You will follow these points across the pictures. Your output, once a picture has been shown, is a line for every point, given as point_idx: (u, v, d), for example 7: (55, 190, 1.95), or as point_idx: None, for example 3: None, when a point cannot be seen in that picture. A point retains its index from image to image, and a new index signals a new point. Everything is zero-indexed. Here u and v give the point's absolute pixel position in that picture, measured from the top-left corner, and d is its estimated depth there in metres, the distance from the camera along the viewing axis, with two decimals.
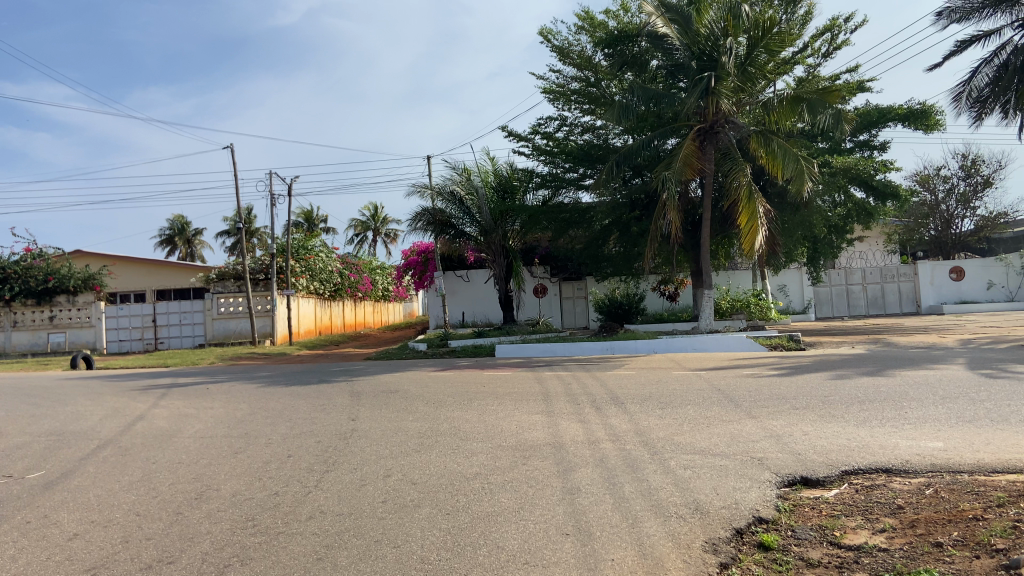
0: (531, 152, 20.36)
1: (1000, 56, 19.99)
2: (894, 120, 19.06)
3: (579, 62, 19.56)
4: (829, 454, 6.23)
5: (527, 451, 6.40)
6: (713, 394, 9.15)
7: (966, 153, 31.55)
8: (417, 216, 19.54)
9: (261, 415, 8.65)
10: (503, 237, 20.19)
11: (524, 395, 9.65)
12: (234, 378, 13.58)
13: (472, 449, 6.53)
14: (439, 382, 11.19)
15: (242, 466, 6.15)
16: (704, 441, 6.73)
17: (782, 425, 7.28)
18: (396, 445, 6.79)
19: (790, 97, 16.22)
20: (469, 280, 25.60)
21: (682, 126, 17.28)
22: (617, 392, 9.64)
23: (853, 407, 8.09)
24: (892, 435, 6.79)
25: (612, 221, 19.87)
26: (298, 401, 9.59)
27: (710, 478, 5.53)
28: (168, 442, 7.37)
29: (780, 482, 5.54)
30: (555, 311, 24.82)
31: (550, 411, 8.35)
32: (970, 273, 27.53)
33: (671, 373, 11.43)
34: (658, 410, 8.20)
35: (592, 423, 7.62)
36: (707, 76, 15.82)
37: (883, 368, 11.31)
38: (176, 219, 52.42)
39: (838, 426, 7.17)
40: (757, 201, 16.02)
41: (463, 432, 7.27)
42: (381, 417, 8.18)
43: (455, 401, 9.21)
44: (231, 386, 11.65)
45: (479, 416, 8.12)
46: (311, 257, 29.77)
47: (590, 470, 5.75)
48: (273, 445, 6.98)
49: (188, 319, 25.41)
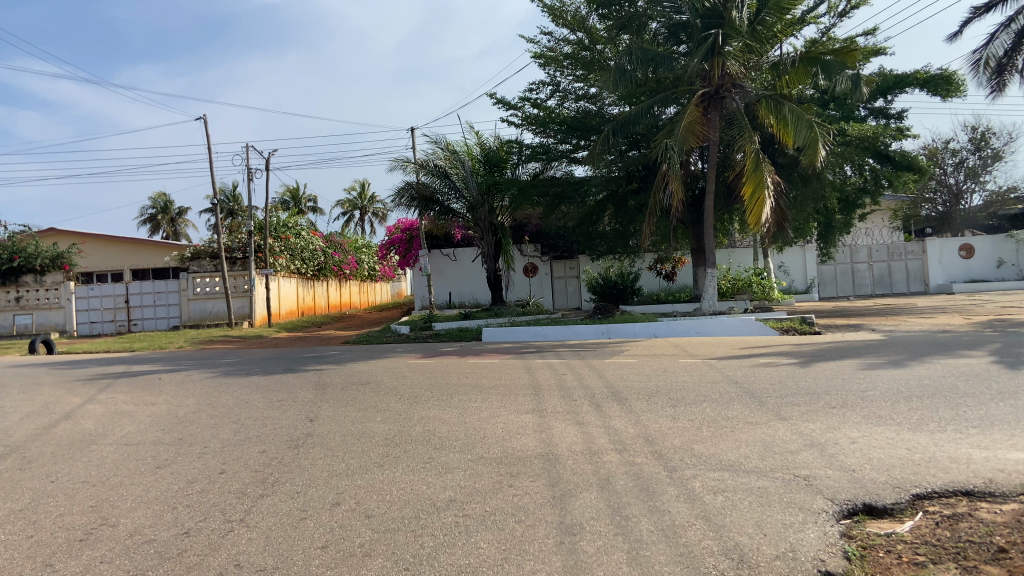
0: (521, 121, 19.04)
1: (1018, 22, 18.45)
2: (914, 86, 17.88)
3: (572, 24, 18.22)
4: (890, 471, 5.05)
5: (516, 466, 5.19)
6: (731, 389, 7.94)
7: (975, 125, 30.50)
8: (400, 191, 18.26)
9: (204, 415, 7.38)
10: (491, 214, 18.82)
11: (512, 388, 8.42)
12: (194, 366, 12.29)
13: (449, 462, 5.32)
14: (418, 371, 9.95)
15: (156, 490, 4.91)
16: (731, 453, 5.50)
17: (822, 431, 6.08)
18: (357, 456, 5.55)
19: (805, 57, 14.95)
20: (456, 258, 24.32)
21: (684, 91, 15.97)
22: (617, 385, 8.42)
23: (899, 406, 6.88)
24: (959, 444, 5.59)
25: (608, 195, 18.66)
26: (254, 396, 8.35)
27: (749, 509, 4.33)
28: (84, 451, 6.12)
29: (837, 514, 4.36)
30: (546, 292, 23.66)
31: (541, 411, 7.10)
32: (981, 250, 26.28)
33: (678, 361, 10.20)
34: (670, 410, 6.98)
35: (592, 426, 6.39)
36: (713, 34, 14.70)
37: (914, 355, 10.11)
38: (158, 197, 50.70)
39: (890, 432, 5.97)
40: (764, 170, 14.78)
41: (438, 438, 6.04)
42: (344, 418, 6.94)
43: (433, 396, 7.97)
44: (186, 377, 10.35)
45: (459, 417, 6.88)
46: (290, 236, 28.25)
47: (595, 495, 4.53)
48: (207, 455, 5.75)
49: (162, 300, 23.98)
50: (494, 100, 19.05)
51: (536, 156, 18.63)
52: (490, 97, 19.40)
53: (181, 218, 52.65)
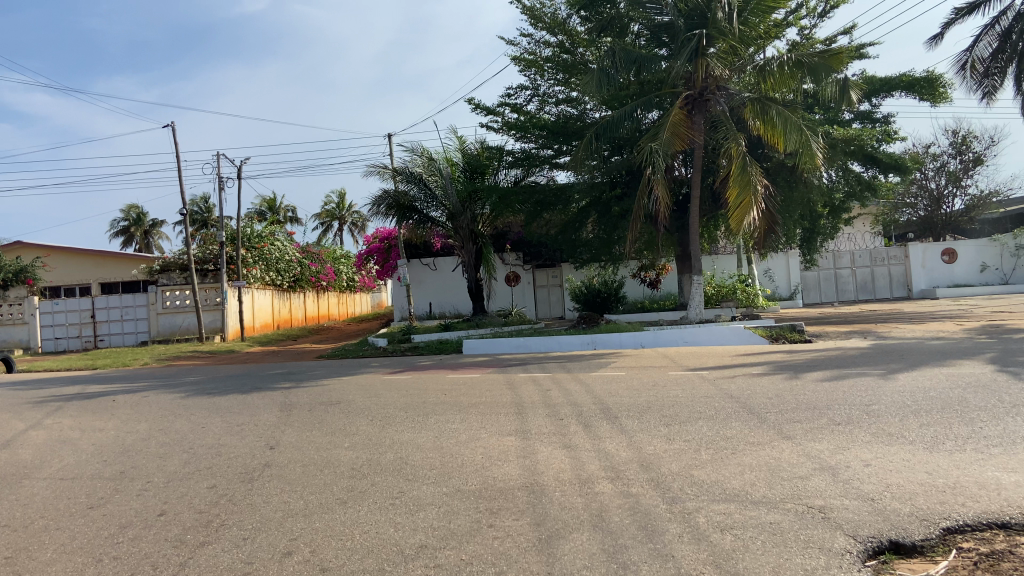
0: (501, 126, 18.49)
1: (1001, 23, 18.18)
2: (899, 89, 17.51)
3: (552, 26, 17.74)
4: (914, 499, 4.51)
5: (498, 500, 4.61)
6: (727, 404, 7.41)
7: (956, 129, 30.28)
8: (377, 200, 17.75)
9: (155, 442, 6.75)
10: (472, 222, 18.25)
11: (494, 406, 7.82)
12: (156, 384, 11.61)
13: (422, 497, 4.73)
14: (392, 389, 9.33)
15: (81, 539, 4.28)
16: (735, 479, 4.95)
17: (832, 452, 5.55)
18: (320, 491, 4.96)
19: (791, 60, 14.51)
20: (436, 268, 23.75)
21: (668, 93, 15.52)
22: (605, 401, 7.85)
23: (909, 422, 6.35)
24: (983, 467, 5.07)
25: (591, 201, 18.16)
26: (214, 419, 7.72)
27: (763, 552, 3.77)
28: (13, 487, 5.49)
29: (862, 554, 3.81)
30: (528, 301, 23.13)
31: (524, 432, 6.52)
32: (963, 254, 26.03)
33: (667, 374, 9.67)
34: (665, 429, 6.43)
35: (581, 450, 5.81)
36: (697, 35, 14.21)
37: (914, 363, 9.60)
38: (130, 209, 49.72)
39: (907, 453, 5.44)
40: (751, 174, 14.31)
41: (411, 466, 5.46)
42: (308, 444, 6.32)
43: (407, 417, 7.38)
44: (144, 398, 9.67)
45: (434, 440, 6.29)
46: (264, 246, 27.53)
47: (587, 537, 3.96)
48: (148, 493, 5.14)
49: (130, 314, 23.15)
50: (473, 104, 18.56)
51: (517, 162, 18.09)
52: (468, 102, 18.88)
53: (154, 230, 51.63)
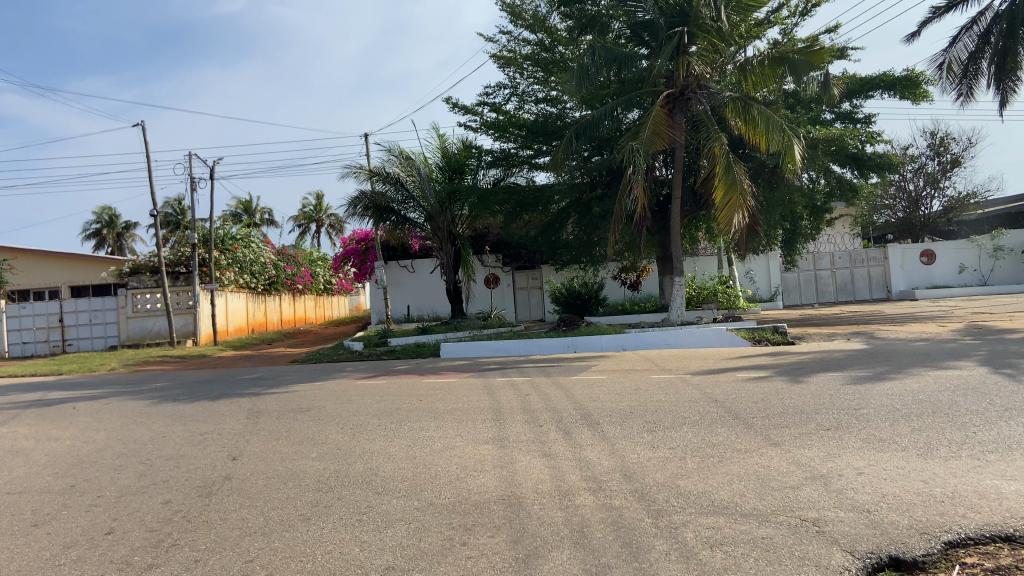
0: (480, 126, 18.21)
1: (979, 24, 18.13)
2: (880, 88, 17.43)
3: (532, 23, 17.45)
4: (912, 511, 4.27)
5: (473, 515, 4.31)
6: (711, 409, 7.16)
7: (934, 131, 30.47)
8: (353, 201, 17.44)
9: (111, 453, 6.39)
10: (450, 224, 17.95)
11: (470, 412, 7.52)
12: (121, 391, 11.20)
13: (392, 512, 4.41)
14: (365, 395, 9.00)
15: (18, 560, 3.95)
16: (723, 490, 4.69)
17: (823, 459, 5.31)
18: (283, 505, 4.64)
19: (772, 57, 14.34)
20: (414, 270, 23.41)
21: (648, 92, 15.30)
22: (586, 406, 7.58)
23: (901, 428, 6.13)
24: (980, 475, 4.85)
25: (571, 202, 17.92)
26: (177, 428, 7.37)
27: (757, 571, 3.51)
28: None
29: (861, 572, 3.56)
30: (508, 303, 22.85)
31: (502, 440, 6.22)
32: (942, 255, 26.05)
33: (649, 377, 9.40)
34: (648, 436, 6.16)
35: (561, 459, 5.53)
36: (678, 32, 14.02)
37: (901, 366, 9.41)
38: (104, 210, 48.94)
39: (901, 461, 5.20)
40: (736, 173, 14.12)
41: (381, 479, 5.15)
42: (273, 454, 6.00)
43: (379, 424, 7.06)
44: (106, 405, 9.28)
45: (408, 450, 5.99)
46: (239, 248, 27.01)
47: (567, 555, 3.68)
48: (98, 509, 4.80)
49: (99, 318, 22.63)
50: (451, 103, 18.28)
51: (496, 162, 17.81)
52: (446, 101, 18.58)
53: (128, 231, 50.83)
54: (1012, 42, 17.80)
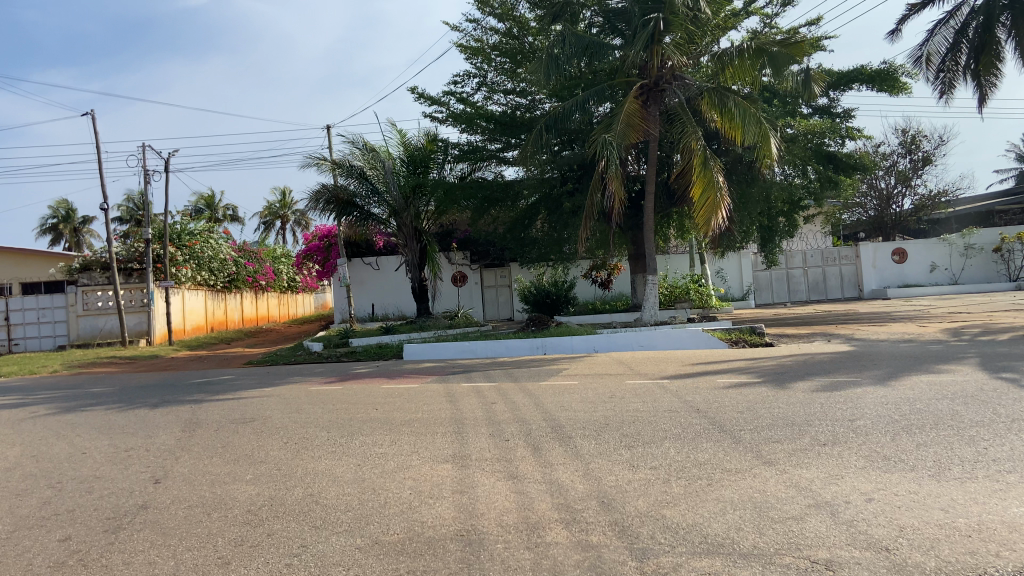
0: (446, 117, 17.48)
1: (957, 18, 17.75)
2: (859, 82, 16.99)
3: (501, 12, 16.77)
4: (938, 550, 3.65)
5: (425, 559, 3.63)
6: (696, 420, 6.55)
7: (904, 129, 30.36)
8: (314, 195, 16.63)
9: (19, 473, 5.63)
10: (416, 219, 17.16)
11: (429, 423, 6.83)
12: (54, 397, 10.33)
13: (328, 554, 3.71)
14: (317, 403, 8.28)
15: None
16: (716, 522, 4.05)
17: (825, 482, 4.70)
18: (202, 545, 3.91)
19: (752, 48, 13.73)
20: (379, 267, 22.63)
21: (622, 83, 14.69)
22: (556, 417, 6.92)
23: (906, 443, 5.54)
24: (1005, 502, 4.25)
25: (540, 197, 17.26)
26: (101, 442, 6.60)
27: None
28: None
29: None
30: (476, 302, 22.15)
31: (464, 458, 5.53)
32: (914, 254, 25.77)
33: (625, 383, 8.78)
34: (627, 452, 5.52)
35: (530, 482, 4.86)
36: (653, 19, 13.40)
37: (890, 370, 8.87)
38: (61, 205, 47.63)
39: (913, 485, 4.58)
40: (713, 169, 13.53)
41: (322, 508, 4.44)
42: (203, 476, 5.27)
43: (327, 438, 6.35)
44: (31, 414, 8.45)
45: (355, 470, 5.28)
46: (196, 244, 25.98)
47: None
48: None
49: (47, 316, 21.54)
50: (417, 93, 17.53)
51: (464, 155, 17.09)
52: (411, 91, 17.84)
53: (85, 226, 49.44)
54: (989, 37, 17.38)
